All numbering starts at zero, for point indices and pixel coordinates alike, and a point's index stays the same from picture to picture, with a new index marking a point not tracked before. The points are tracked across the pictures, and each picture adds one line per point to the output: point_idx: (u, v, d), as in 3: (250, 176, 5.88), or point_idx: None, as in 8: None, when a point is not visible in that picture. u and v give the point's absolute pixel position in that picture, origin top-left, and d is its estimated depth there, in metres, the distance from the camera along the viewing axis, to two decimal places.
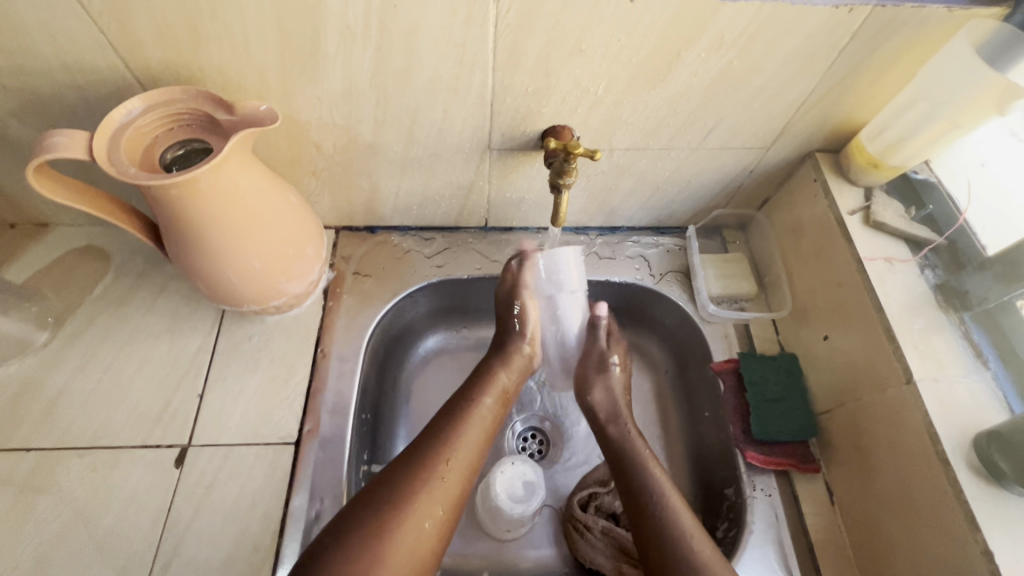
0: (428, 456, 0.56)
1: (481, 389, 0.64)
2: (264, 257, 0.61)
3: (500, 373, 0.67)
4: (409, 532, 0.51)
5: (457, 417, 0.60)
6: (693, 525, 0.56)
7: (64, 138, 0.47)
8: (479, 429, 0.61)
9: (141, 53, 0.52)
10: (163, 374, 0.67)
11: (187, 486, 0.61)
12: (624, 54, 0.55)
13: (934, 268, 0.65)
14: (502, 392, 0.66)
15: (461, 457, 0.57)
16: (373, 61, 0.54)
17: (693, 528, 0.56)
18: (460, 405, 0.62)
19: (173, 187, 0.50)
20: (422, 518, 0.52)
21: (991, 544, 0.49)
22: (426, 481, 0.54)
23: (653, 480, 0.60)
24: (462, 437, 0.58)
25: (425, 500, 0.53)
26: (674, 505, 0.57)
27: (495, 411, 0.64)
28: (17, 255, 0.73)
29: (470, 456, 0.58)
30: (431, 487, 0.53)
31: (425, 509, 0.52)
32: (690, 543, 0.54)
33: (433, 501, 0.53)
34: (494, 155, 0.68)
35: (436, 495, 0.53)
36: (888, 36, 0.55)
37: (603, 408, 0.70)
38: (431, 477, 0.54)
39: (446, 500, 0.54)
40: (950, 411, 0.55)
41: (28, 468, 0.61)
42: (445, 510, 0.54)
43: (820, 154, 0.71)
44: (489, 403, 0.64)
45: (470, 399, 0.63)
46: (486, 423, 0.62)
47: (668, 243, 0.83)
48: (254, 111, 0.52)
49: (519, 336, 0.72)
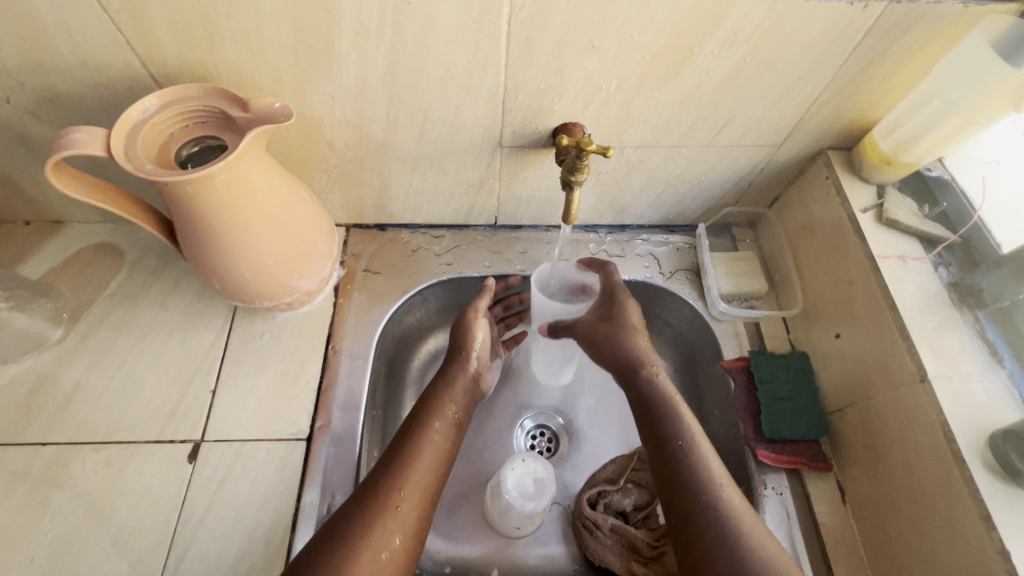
0: (383, 488, 0.56)
1: (434, 419, 0.63)
2: (277, 253, 0.61)
3: (449, 394, 0.67)
4: (366, 565, 0.51)
5: (409, 447, 0.60)
6: (723, 477, 0.57)
7: (81, 135, 0.47)
8: (431, 456, 0.60)
9: (157, 52, 0.53)
10: (176, 370, 0.68)
11: (200, 481, 0.61)
12: (636, 51, 0.55)
13: (948, 266, 0.65)
14: (449, 419, 0.65)
15: (415, 484, 0.57)
16: (386, 58, 0.54)
17: (722, 476, 0.57)
18: (413, 433, 0.61)
19: (188, 184, 0.51)
20: (378, 549, 0.52)
21: (1006, 543, 0.48)
22: (380, 511, 0.54)
23: (696, 458, 0.58)
24: (415, 466, 0.58)
25: (380, 530, 0.53)
26: (719, 481, 0.56)
27: (446, 437, 0.63)
28: (30, 252, 0.74)
29: (424, 483, 0.58)
30: (384, 517, 0.54)
31: (380, 540, 0.52)
32: (737, 520, 0.54)
33: (389, 530, 0.53)
34: (505, 153, 0.68)
35: (390, 525, 0.53)
36: (903, 32, 0.55)
37: (633, 356, 0.66)
38: (386, 508, 0.54)
39: (401, 530, 0.54)
40: (964, 409, 0.54)
41: (44, 461, 0.61)
42: (401, 539, 0.54)
43: (832, 151, 0.71)
44: (439, 436, 0.62)
45: (423, 429, 0.62)
46: (439, 450, 0.61)
47: (678, 241, 0.83)
48: (269, 108, 0.52)
49: (464, 355, 0.71)
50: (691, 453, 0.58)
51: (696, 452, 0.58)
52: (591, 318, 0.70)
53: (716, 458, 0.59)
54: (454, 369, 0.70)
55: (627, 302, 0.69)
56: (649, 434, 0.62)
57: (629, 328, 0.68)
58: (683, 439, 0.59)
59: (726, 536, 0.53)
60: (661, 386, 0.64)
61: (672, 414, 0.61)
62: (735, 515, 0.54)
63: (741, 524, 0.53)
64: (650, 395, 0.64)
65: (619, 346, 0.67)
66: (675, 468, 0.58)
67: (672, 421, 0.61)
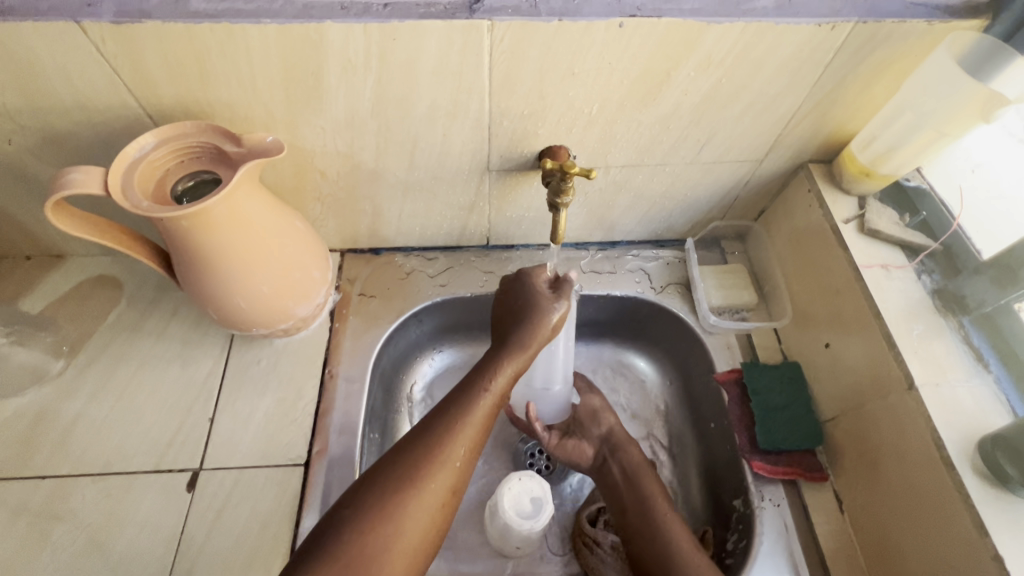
0: (437, 438, 0.55)
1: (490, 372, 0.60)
2: (271, 281, 0.62)
3: (477, 405, 0.57)
4: (416, 509, 0.52)
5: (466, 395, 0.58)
6: (681, 532, 0.61)
7: (80, 175, 0.49)
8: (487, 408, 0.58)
9: (153, 91, 0.55)
10: (174, 399, 0.69)
11: (199, 510, 0.61)
12: (615, 76, 0.57)
13: (930, 274, 0.66)
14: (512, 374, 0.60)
15: (469, 433, 0.56)
16: (373, 91, 0.57)
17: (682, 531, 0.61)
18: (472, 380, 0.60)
19: (185, 219, 0.52)
20: (428, 496, 0.53)
21: (1000, 549, 0.48)
22: (433, 466, 0.54)
23: (660, 521, 0.62)
24: (472, 419, 0.57)
25: (430, 479, 0.53)
26: (675, 536, 0.61)
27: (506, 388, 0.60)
28: (31, 287, 0.75)
29: (477, 432, 0.57)
30: (436, 468, 0.54)
31: (431, 489, 0.53)
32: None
33: (439, 479, 0.54)
34: (494, 176, 0.69)
35: (438, 475, 0.54)
36: (872, 51, 0.57)
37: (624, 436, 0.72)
38: (438, 461, 0.54)
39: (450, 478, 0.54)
40: (953, 416, 0.55)
41: (44, 495, 0.62)
42: (449, 488, 0.54)
43: (813, 164, 0.73)
44: (501, 383, 0.59)
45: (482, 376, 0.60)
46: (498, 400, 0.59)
47: (668, 256, 0.84)
48: (261, 143, 0.54)
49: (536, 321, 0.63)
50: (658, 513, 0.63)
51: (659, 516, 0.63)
52: (560, 433, 0.75)
53: (679, 521, 0.63)
54: (517, 344, 0.61)
55: (590, 395, 0.77)
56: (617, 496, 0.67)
57: (597, 413, 0.74)
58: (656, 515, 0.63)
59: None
60: (625, 455, 0.70)
61: (637, 481, 0.67)
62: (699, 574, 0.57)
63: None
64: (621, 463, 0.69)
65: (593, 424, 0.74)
66: (643, 523, 0.63)
67: (643, 486, 0.66)
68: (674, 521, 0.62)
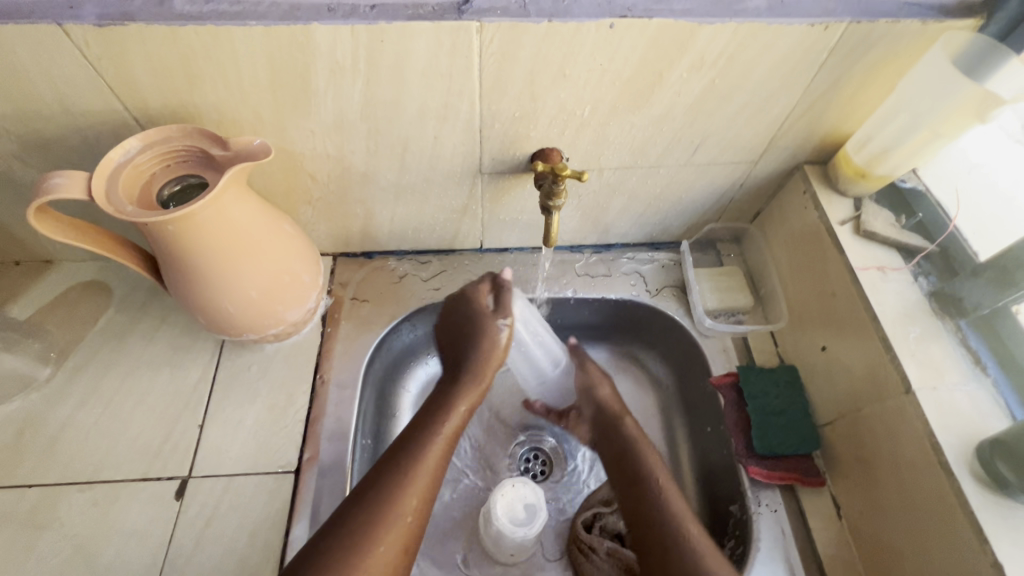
0: (389, 491, 0.56)
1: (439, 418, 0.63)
2: (260, 286, 0.62)
3: (428, 452, 0.59)
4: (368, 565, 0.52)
5: (419, 442, 0.60)
6: (683, 510, 0.59)
7: (64, 180, 0.48)
8: (439, 453, 0.60)
9: (139, 95, 0.54)
10: (164, 405, 0.68)
11: (187, 518, 0.61)
12: (607, 77, 0.57)
13: (926, 275, 0.65)
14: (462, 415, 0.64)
15: (422, 481, 0.57)
16: (362, 94, 0.56)
17: (683, 510, 0.59)
18: (423, 428, 0.62)
19: (170, 223, 0.51)
20: (380, 551, 0.53)
21: (1000, 556, 0.47)
22: (386, 519, 0.54)
23: (660, 497, 0.60)
24: (424, 466, 0.58)
25: (382, 533, 0.54)
26: (675, 512, 0.59)
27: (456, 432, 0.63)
28: (19, 293, 0.74)
29: (431, 476, 0.59)
30: (389, 521, 0.54)
31: (384, 542, 0.53)
32: (702, 559, 0.55)
33: (391, 532, 0.54)
34: (486, 179, 0.69)
35: (390, 528, 0.54)
36: (866, 51, 0.56)
37: (616, 407, 0.71)
38: (391, 512, 0.55)
39: (403, 530, 0.55)
40: (951, 420, 0.54)
41: (30, 504, 0.61)
42: (402, 540, 0.55)
43: (808, 166, 0.72)
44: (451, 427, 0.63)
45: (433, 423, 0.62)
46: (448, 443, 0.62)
47: (663, 259, 0.84)
48: (248, 146, 0.53)
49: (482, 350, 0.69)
50: (656, 491, 0.61)
51: (660, 492, 0.61)
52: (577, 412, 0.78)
53: (680, 500, 0.61)
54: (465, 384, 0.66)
55: (585, 362, 0.76)
56: (618, 473, 0.65)
57: (593, 383, 0.74)
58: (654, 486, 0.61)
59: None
60: (627, 430, 0.68)
61: (639, 457, 0.65)
62: (700, 553, 0.55)
63: (701, 556, 0.55)
64: (623, 439, 0.68)
65: (587, 397, 0.73)
66: (643, 500, 0.61)
67: (648, 466, 0.64)
68: (675, 500, 0.60)
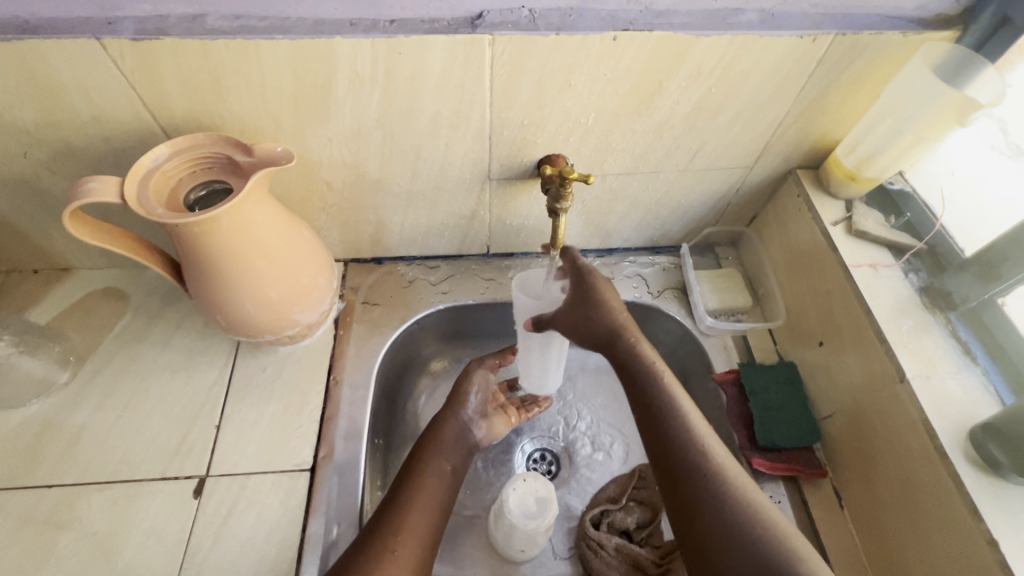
0: (375, 549, 0.53)
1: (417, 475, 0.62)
2: (279, 288, 0.64)
3: (412, 508, 0.58)
4: None
5: (400, 499, 0.59)
6: (704, 428, 0.56)
7: (98, 184, 0.50)
8: (423, 505, 0.59)
9: (166, 105, 0.57)
10: (180, 407, 0.69)
11: (205, 516, 0.62)
12: (611, 87, 0.60)
13: (917, 272, 0.69)
14: (445, 470, 0.64)
15: (410, 534, 0.56)
16: (379, 104, 0.59)
17: (704, 430, 0.56)
18: (403, 485, 0.61)
19: (197, 225, 0.54)
20: None
21: (995, 533, 0.49)
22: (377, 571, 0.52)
23: (676, 412, 0.57)
24: (410, 518, 0.57)
25: None
26: (698, 433, 0.55)
27: (437, 485, 0.62)
28: (38, 299, 0.76)
29: (420, 529, 0.57)
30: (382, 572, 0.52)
31: None
32: (724, 473, 0.53)
33: None
34: (494, 184, 0.72)
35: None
36: (852, 60, 0.60)
37: (605, 329, 0.60)
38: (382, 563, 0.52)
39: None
40: (944, 406, 0.57)
41: (50, 504, 0.62)
42: None
43: (801, 170, 0.75)
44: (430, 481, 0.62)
45: (411, 479, 0.61)
46: (432, 497, 0.61)
47: (664, 262, 0.87)
48: (271, 152, 0.56)
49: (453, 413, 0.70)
50: (672, 413, 0.57)
51: (678, 411, 0.57)
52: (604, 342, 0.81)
53: (698, 415, 0.57)
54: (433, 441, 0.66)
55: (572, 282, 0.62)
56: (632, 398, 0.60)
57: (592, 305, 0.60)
58: (664, 396, 0.57)
59: (710, 497, 0.52)
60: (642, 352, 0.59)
61: (655, 380, 0.58)
62: (721, 472, 0.53)
63: (725, 477, 0.53)
64: (636, 365, 0.59)
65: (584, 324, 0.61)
66: (658, 428, 0.57)
67: (658, 379, 0.59)
68: (692, 415, 0.57)
